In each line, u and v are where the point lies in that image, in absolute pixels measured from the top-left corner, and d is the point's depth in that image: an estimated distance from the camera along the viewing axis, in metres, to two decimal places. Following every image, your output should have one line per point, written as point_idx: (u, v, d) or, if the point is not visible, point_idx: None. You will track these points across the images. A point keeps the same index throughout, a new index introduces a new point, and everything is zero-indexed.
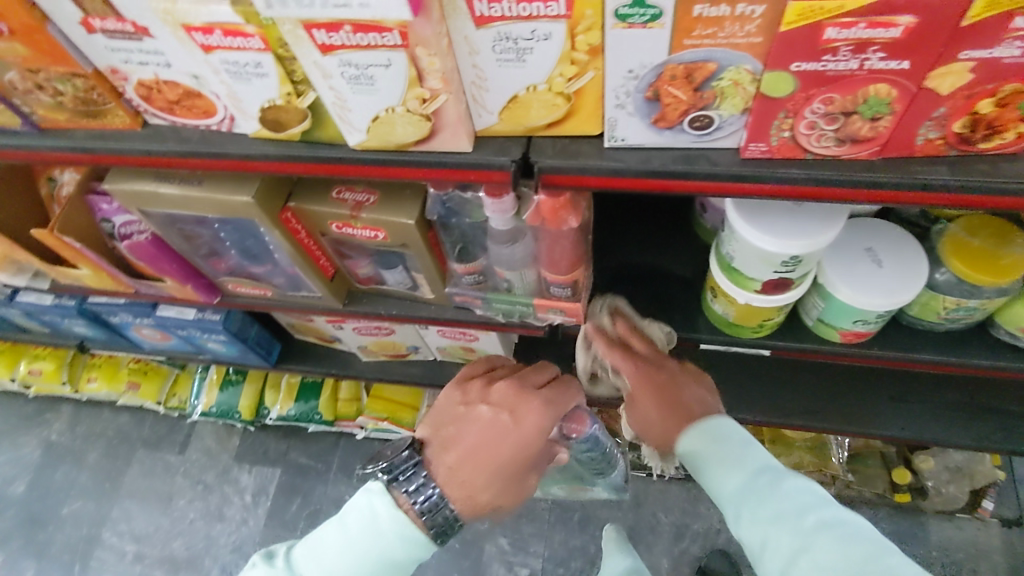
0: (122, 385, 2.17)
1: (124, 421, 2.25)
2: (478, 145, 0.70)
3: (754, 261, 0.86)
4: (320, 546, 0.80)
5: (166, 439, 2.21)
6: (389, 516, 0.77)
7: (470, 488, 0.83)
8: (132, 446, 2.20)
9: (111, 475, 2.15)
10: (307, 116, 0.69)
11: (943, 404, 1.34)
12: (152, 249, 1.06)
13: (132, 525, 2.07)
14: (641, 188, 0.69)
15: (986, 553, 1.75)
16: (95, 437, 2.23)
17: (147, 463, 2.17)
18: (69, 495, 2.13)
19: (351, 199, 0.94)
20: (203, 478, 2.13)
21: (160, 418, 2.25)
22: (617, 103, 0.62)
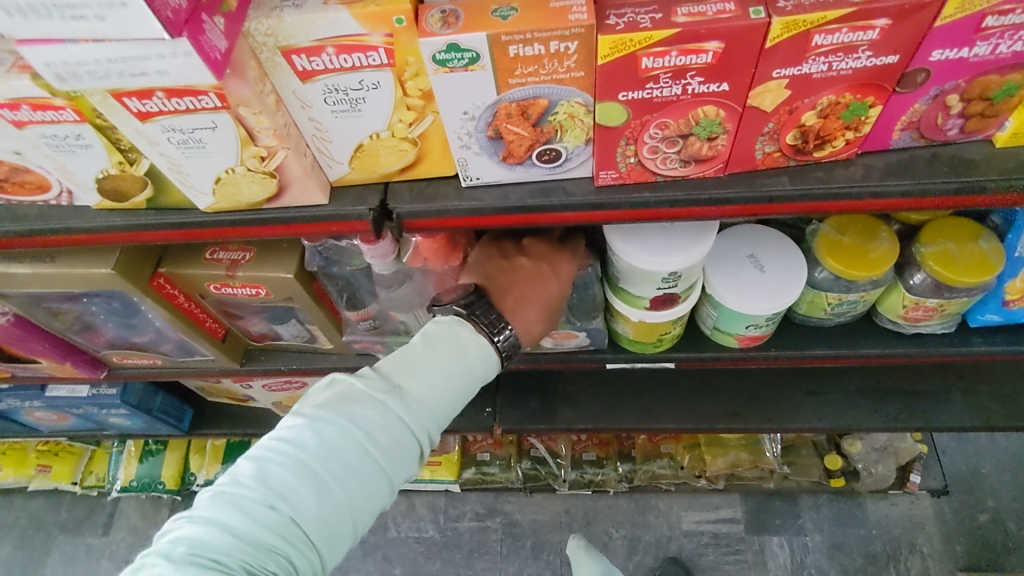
0: (32, 470, 2.03)
1: (37, 508, 2.10)
2: (334, 196, 0.68)
3: (638, 280, 0.86)
4: (413, 357, 0.70)
5: (87, 520, 2.07)
6: (476, 341, 0.73)
7: (528, 323, 0.79)
8: (48, 534, 2.05)
9: (28, 568, 2.00)
10: (146, 184, 0.65)
11: (854, 390, 1.38)
12: (18, 331, 0.99)
13: None
14: (504, 224, 0.68)
15: (921, 525, 1.81)
16: (6, 529, 2.07)
17: (68, 549, 2.03)
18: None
19: (225, 258, 0.90)
20: (131, 558, 2.00)
21: (77, 499, 2.11)
22: (462, 144, 0.61)
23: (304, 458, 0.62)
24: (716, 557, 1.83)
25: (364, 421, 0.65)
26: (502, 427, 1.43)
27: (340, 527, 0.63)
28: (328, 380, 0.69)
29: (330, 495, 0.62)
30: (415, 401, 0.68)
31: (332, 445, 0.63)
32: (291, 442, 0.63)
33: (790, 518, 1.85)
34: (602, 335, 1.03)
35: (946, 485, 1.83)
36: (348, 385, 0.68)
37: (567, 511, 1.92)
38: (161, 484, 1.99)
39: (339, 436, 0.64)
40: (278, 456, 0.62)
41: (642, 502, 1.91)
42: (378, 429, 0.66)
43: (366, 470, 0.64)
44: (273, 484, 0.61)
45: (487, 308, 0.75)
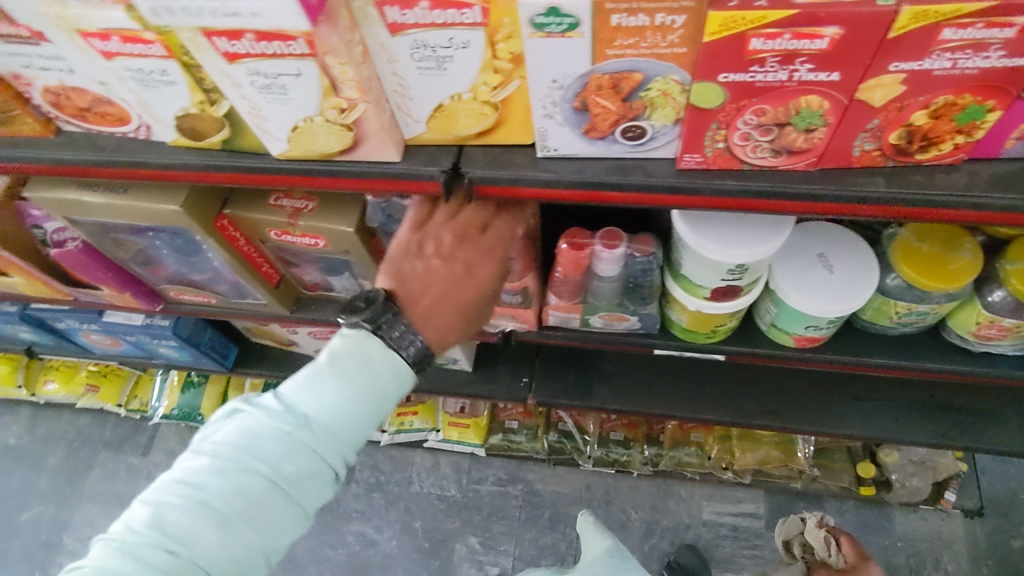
0: (81, 388, 2.11)
1: (84, 424, 2.20)
2: (407, 154, 0.67)
3: (702, 268, 0.84)
4: (320, 382, 0.68)
5: (129, 441, 2.16)
6: (382, 360, 0.70)
7: (442, 330, 0.75)
8: (92, 450, 2.15)
9: (72, 480, 2.10)
10: (224, 125, 0.65)
11: (902, 402, 1.34)
12: (84, 258, 1.01)
13: (94, 529, 2.02)
14: (576, 199, 0.66)
15: (949, 542, 1.77)
16: (55, 440, 2.17)
17: (109, 466, 2.12)
18: (29, 500, 2.08)
19: (288, 206, 0.91)
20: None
21: (121, 420, 2.20)
22: (545, 112, 0.59)
23: (204, 499, 0.62)
24: (733, 549, 1.81)
25: (266, 456, 0.64)
26: (537, 399, 1.43)
27: (248, 560, 0.63)
28: (230, 410, 0.67)
29: (232, 533, 0.62)
30: (321, 430, 0.67)
31: (234, 484, 0.63)
32: (188, 483, 0.63)
33: None
34: (655, 319, 1.01)
35: (981, 506, 1.78)
36: (248, 417, 0.66)
37: (588, 486, 1.92)
38: (201, 415, 2.06)
39: (238, 473, 0.63)
40: (177, 498, 0.62)
41: (664, 486, 1.90)
42: (282, 461, 0.65)
43: (270, 504, 0.64)
44: (170, 528, 0.61)
45: (393, 323, 0.71)
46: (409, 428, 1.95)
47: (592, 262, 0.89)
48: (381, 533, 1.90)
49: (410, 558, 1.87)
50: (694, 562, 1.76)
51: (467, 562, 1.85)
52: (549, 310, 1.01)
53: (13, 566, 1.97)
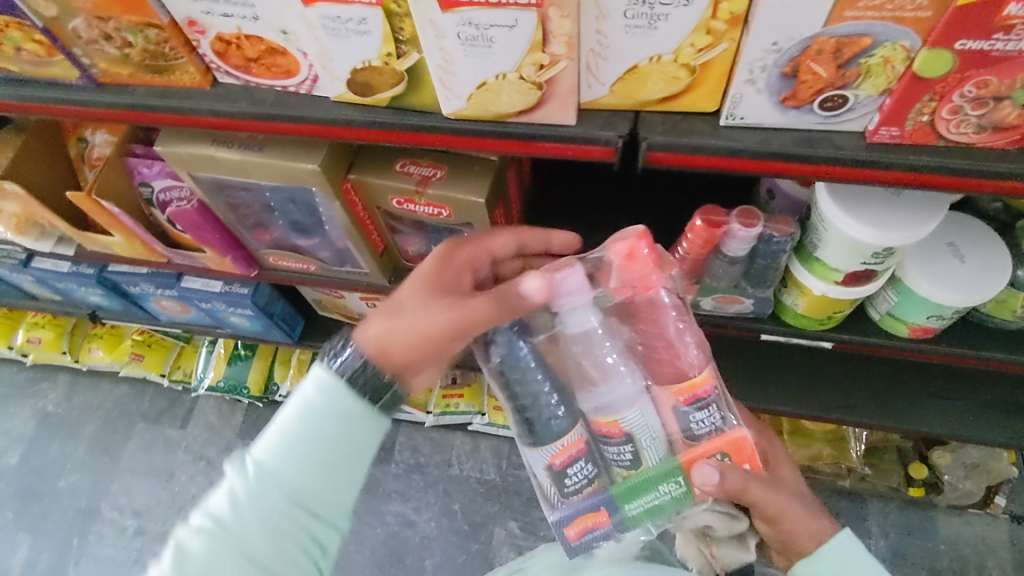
0: (125, 356, 2.11)
1: (123, 393, 2.19)
2: (583, 118, 0.66)
3: (844, 251, 0.82)
4: (289, 441, 0.64)
5: (168, 413, 2.15)
6: (322, 382, 0.66)
7: (394, 329, 0.72)
8: (131, 420, 2.14)
9: (110, 449, 2.10)
10: (402, 80, 0.64)
11: (981, 401, 1.31)
12: (197, 218, 1.01)
13: (131, 499, 2.01)
14: (755, 170, 0.65)
15: (993, 548, 1.74)
16: (93, 409, 2.17)
17: (148, 436, 2.11)
18: (68, 467, 2.07)
19: (416, 173, 0.90)
20: (206, 454, 2.07)
21: (160, 391, 2.19)
22: (748, 78, 0.58)
23: None
24: None
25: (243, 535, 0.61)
26: None
27: None
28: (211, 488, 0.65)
29: None
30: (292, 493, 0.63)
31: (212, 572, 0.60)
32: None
33: (857, 518, 1.79)
34: (768, 303, 1.00)
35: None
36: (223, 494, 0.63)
37: None
38: (247, 389, 2.05)
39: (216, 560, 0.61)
40: None
41: None
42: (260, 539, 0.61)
43: None
44: None
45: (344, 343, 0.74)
46: (455, 410, 1.96)
47: (723, 240, 0.88)
48: (419, 514, 1.90)
49: (450, 541, 1.86)
50: None
51: (507, 546, 1.84)
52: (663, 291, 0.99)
53: (50, 533, 1.97)
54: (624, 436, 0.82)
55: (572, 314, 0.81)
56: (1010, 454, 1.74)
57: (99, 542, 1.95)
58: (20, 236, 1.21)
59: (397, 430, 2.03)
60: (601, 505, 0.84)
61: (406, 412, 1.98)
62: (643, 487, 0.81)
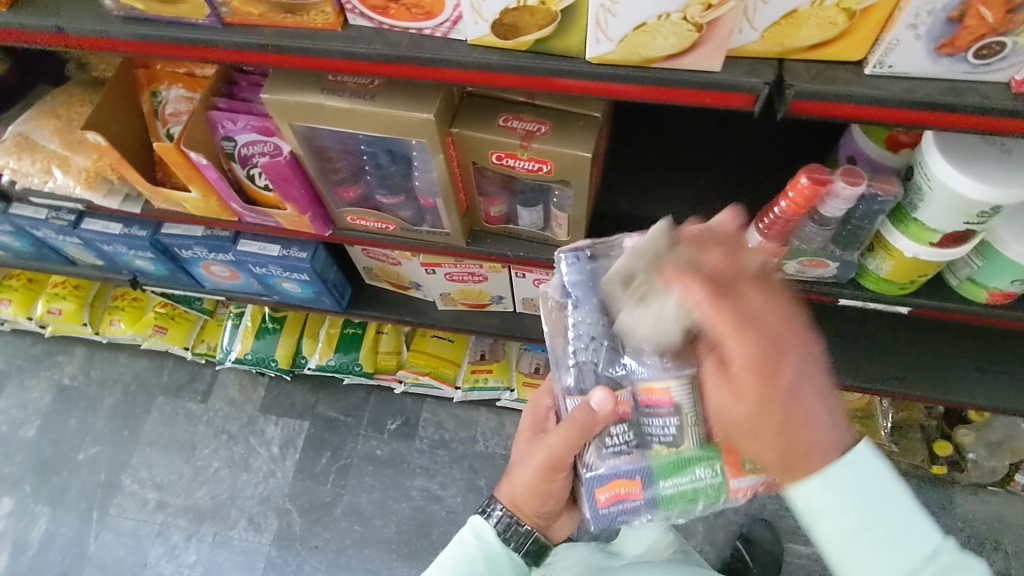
0: (148, 329, 2.06)
1: (142, 366, 2.15)
2: (728, 65, 0.67)
3: (947, 211, 0.85)
4: None
5: (188, 387, 2.11)
6: None
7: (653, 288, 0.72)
8: (150, 394, 2.11)
9: (129, 423, 2.06)
10: (553, 21, 0.65)
11: None
12: (288, 171, 1.00)
13: (152, 472, 1.99)
14: (899, 120, 0.67)
15: (1009, 525, 1.72)
16: (111, 382, 2.13)
17: (168, 410, 2.08)
18: (86, 440, 2.04)
19: (520, 128, 0.89)
20: (228, 428, 2.04)
21: (180, 364, 2.15)
22: (912, 22, 0.60)
23: None
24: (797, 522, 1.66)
25: None
26: None
27: None
28: None
29: None
30: None
31: None
32: None
33: None
34: (852, 268, 1.01)
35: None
36: None
37: None
38: (275, 362, 1.99)
39: None
40: None
41: None
42: None
43: None
44: None
45: None
46: (484, 386, 1.96)
47: (822, 201, 0.90)
48: (446, 490, 1.91)
49: None
50: (768, 536, 1.60)
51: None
52: None
53: (70, 506, 1.94)
54: (673, 407, 0.78)
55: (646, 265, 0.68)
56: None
57: (121, 515, 1.93)
58: (89, 191, 1.19)
59: (423, 406, 2.03)
60: (638, 474, 0.78)
61: (435, 386, 1.97)
62: (683, 467, 0.78)
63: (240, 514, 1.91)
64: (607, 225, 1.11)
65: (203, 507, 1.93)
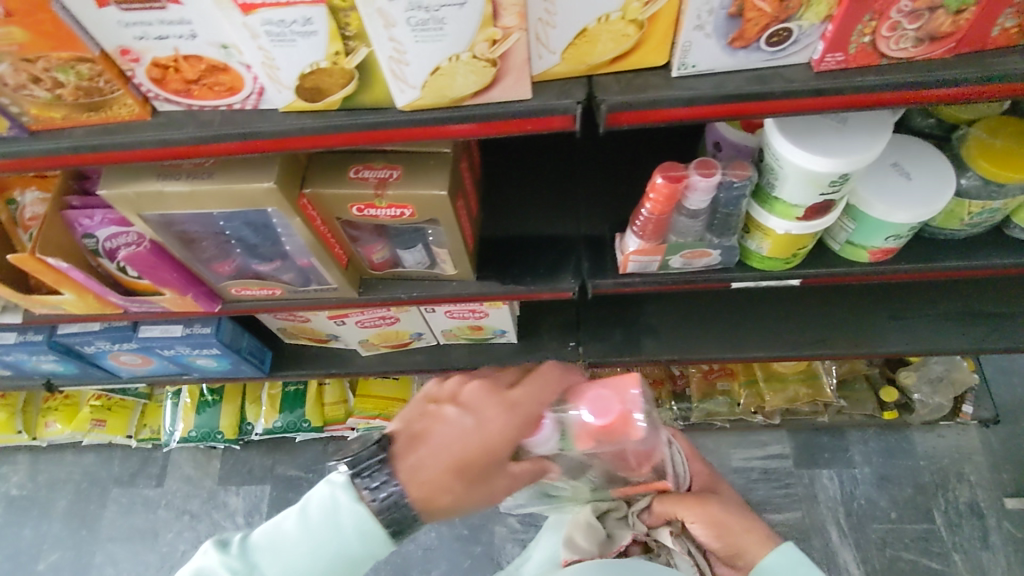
0: (87, 424, 1.98)
1: (90, 462, 2.06)
2: (539, 90, 0.66)
3: (801, 185, 0.85)
4: None
5: (142, 473, 2.03)
6: None
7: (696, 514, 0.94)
8: (103, 487, 2.02)
9: (87, 521, 1.97)
10: (353, 78, 0.64)
11: (940, 313, 1.36)
12: (153, 259, 0.98)
13: (118, 568, 1.90)
14: (715, 116, 0.67)
15: (969, 454, 1.75)
16: (61, 483, 2.03)
17: (125, 500, 1.99)
18: (43, 548, 1.94)
19: (372, 176, 0.88)
20: (189, 507, 1.97)
21: (130, 453, 2.07)
22: (696, 24, 0.60)
23: None
24: None
25: None
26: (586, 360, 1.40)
27: None
28: None
29: None
30: None
31: None
32: None
33: (839, 451, 1.78)
34: (734, 252, 1.02)
35: (997, 415, 1.76)
36: None
37: None
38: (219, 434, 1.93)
39: None
40: None
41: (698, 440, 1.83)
42: None
43: None
44: None
45: None
46: None
47: (683, 195, 0.90)
48: None
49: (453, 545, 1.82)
50: None
51: (511, 542, 1.70)
52: (630, 255, 1.00)
53: None
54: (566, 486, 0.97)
55: (531, 446, 0.81)
56: (970, 361, 1.76)
57: None
58: None
59: None
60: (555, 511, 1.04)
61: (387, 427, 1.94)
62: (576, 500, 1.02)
63: None
64: (494, 252, 1.11)
65: None
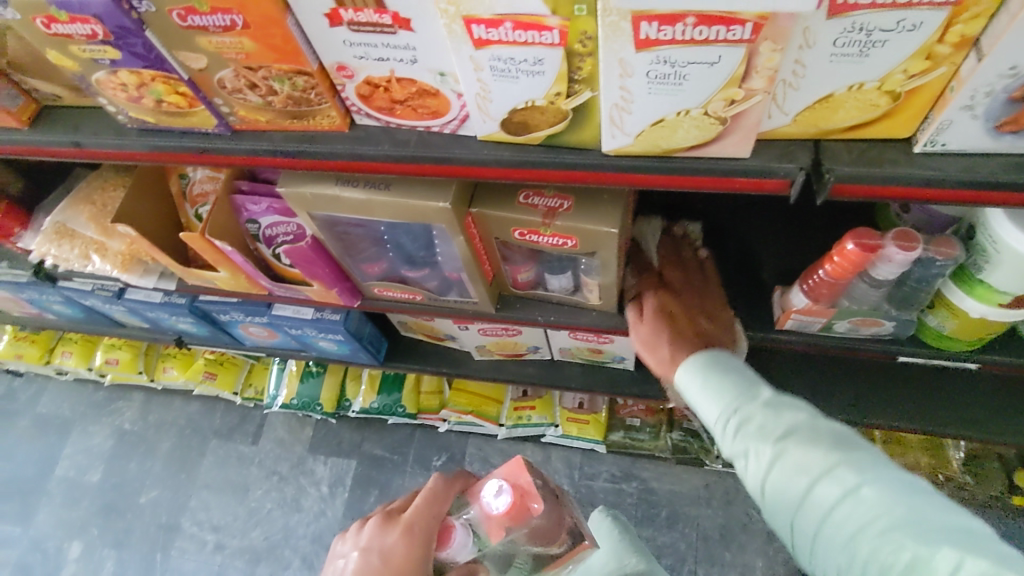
0: (200, 375, 2.07)
1: (196, 411, 2.14)
2: (760, 150, 0.61)
3: (1017, 275, 0.76)
4: None
5: (240, 429, 2.10)
6: None
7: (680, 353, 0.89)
8: (205, 437, 2.10)
9: (186, 466, 2.06)
10: (566, 118, 0.61)
11: None
12: (312, 255, 1.00)
13: (210, 514, 1.97)
14: (955, 200, 0.60)
15: None
16: (168, 426, 2.13)
17: (223, 452, 2.07)
18: (146, 483, 2.04)
19: (541, 204, 0.85)
20: (279, 469, 2.02)
21: (232, 408, 2.14)
22: (966, 104, 0.53)
23: None
24: None
25: None
26: None
27: None
28: None
29: None
30: None
31: None
32: None
33: None
34: (911, 325, 0.93)
35: None
36: None
37: (707, 486, 1.77)
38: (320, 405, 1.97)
39: None
40: None
41: None
42: None
43: None
44: None
45: None
46: (527, 423, 1.86)
47: (872, 264, 0.82)
48: None
49: None
50: None
51: None
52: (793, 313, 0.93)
53: (134, 548, 1.94)
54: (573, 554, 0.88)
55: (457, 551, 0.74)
56: None
57: (183, 557, 1.92)
58: (125, 274, 1.20)
59: (467, 442, 1.98)
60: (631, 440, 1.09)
61: (478, 424, 1.91)
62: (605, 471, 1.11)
63: (294, 554, 1.89)
64: None
65: (258, 548, 1.91)
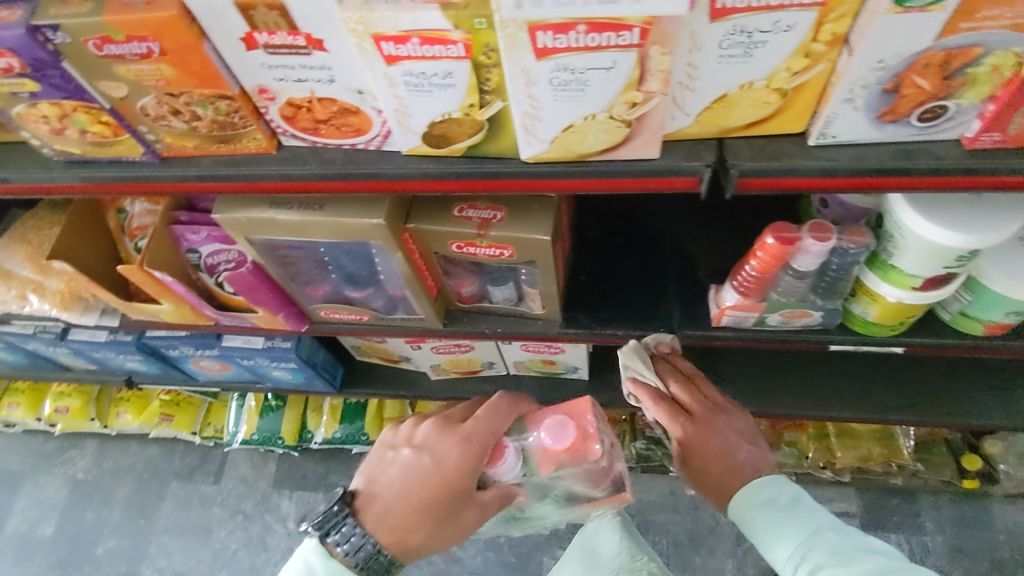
0: (155, 418, 2.01)
1: (153, 454, 2.09)
2: (668, 150, 0.65)
3: (924, 258, 0.81)
4: None
5: (200, 469, 2.05)
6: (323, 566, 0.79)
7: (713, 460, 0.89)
8: (163, 479, 2.04)
9: (145, 511, 2.00)
10: (483, 128, 0.63)
11: None
12: (252, 280, 1.00)
13: (171, 560, 1.92)
14: (852, 188, 0.64)
15: None
16: (124, 471, 2.07)
17: (183, 494, 2.01)
18: (103, 533, 1.97)
19: (475, 216, 0.87)
20: (242, 507, 1.98)
21: (190, 448, 2.09)
22: (847, 97, 0.58)
23: None
24: None
25: None
26: None
27: None
28: None
29: None
30: None
31: None
32: None
33: (909, 515, 1.64)
34: (837, 314, 0.97)
35: None
36: None
37: (673, 492, 1.78)
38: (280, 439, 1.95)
39: None
40: None
41: None
42: None
43: None
44: None
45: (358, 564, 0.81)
46: None
47: (792, 256, 0.86)
48: None
49: None
50: None
51: None
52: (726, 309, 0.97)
53: None
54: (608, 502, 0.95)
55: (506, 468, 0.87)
56: None
57: None
58: (66, 312, 1.18)
59: None
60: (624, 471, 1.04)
61: None
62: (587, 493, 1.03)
63: None
64: (580, 297, 1.10)
65: None
